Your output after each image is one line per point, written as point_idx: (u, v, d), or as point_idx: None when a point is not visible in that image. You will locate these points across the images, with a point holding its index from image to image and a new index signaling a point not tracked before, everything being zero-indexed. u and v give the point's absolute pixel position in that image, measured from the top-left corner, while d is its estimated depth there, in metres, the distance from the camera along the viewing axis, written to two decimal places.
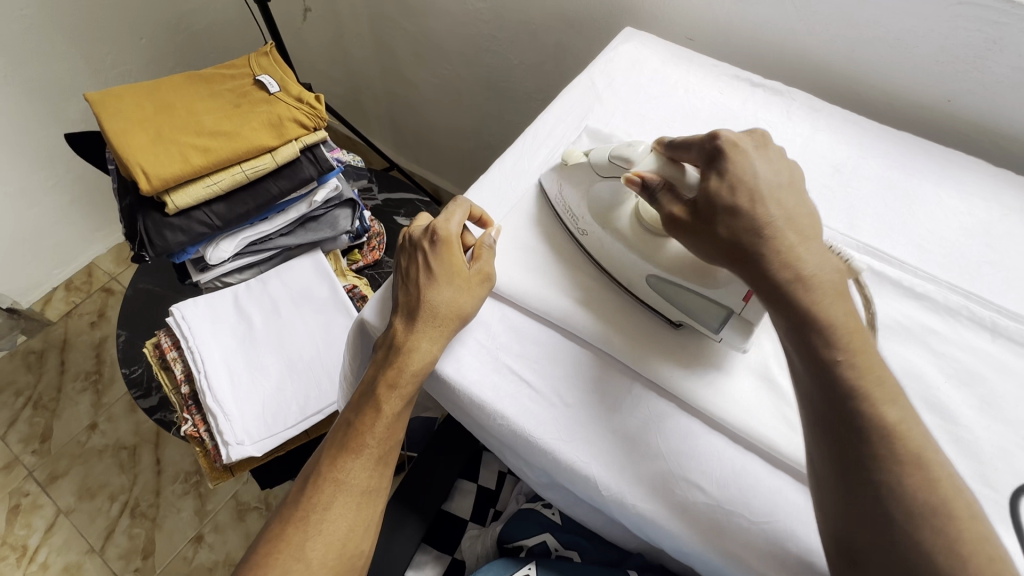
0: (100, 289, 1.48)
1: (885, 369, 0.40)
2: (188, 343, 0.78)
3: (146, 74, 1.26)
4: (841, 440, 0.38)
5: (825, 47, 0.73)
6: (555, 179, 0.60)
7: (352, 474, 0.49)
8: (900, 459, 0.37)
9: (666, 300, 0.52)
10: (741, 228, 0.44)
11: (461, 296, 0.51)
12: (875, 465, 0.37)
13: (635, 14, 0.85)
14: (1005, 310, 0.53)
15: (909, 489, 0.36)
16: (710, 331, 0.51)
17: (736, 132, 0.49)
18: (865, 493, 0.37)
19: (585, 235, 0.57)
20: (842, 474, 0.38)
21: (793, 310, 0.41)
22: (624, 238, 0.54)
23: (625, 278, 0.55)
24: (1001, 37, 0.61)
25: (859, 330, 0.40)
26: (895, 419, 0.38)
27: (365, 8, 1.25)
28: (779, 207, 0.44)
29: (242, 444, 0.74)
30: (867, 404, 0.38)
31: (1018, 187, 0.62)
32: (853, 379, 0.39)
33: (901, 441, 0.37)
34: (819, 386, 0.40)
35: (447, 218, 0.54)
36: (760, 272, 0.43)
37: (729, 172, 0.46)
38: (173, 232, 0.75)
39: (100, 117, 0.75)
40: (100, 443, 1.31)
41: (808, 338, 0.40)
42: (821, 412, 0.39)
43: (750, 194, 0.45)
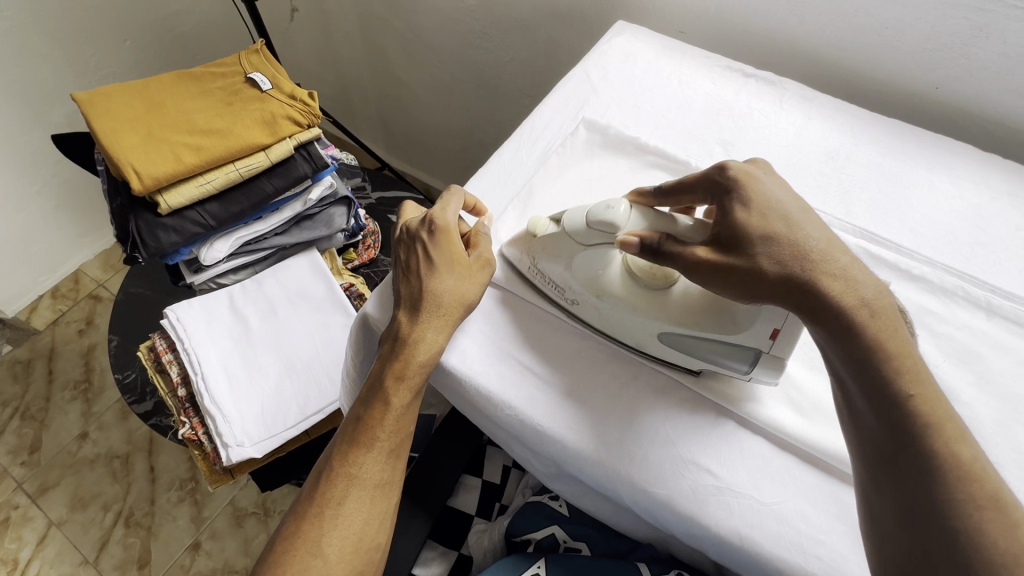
0: (88, 296, 1.45)
1: (947, 407, 0.38)
2: (185, 346, 0.77)
3: (131, 75, 1.24)
4: (912, 481, 0.37)
5: (814, 36, 0.73)
6: (524, 250, 0.54)
7: (364, 468, 0.49)
8: (976, 503, 0.35)
9: (686, 354, 0.49)
10: (787, 257, 0.42)
11: (464, 284, 0.51)
12: (951, 508, 0.35)
13: (626, 8, 0.86)
14: (999, 290, 0.54)
15: (989, 538, 0.34)
16: (739, 372, 0.48)
17: (739, 160, 0.48)
18: (940, 539, 0.35)
19: (578, 304, 0.52)
20: (914, 517, 0.36)
21: (854, 345, 0.40)
22: (625, 304, 0.49)
23: (633, 340, 0.51)
24: (987, 23, 0.62)
25: (920, 364, 0.39)
26: (969, 457, 0.36)
27: (354, 7, 1.25)
28: (818, 232, 0.43)
29: (242, 446, 0.73)
30: (940, 445, 0.37)
31: (1006, 171, 0.64)
32: (925, 418, 0.37)
33: (976, 483, 0.35)
34: (886, 426, 0.38)
35: (442, 208, 0.54)
36: (818, 305, 0.41)
37: (755, 201, 0.44)
38: (167, 232, 0.74)
39: (88, 116, 0.74)
40: (91, 452, 1.28)
41: (872, 376, 0.39)
42: (885, 451, 0.38)
43: (785, 222, 0.43)
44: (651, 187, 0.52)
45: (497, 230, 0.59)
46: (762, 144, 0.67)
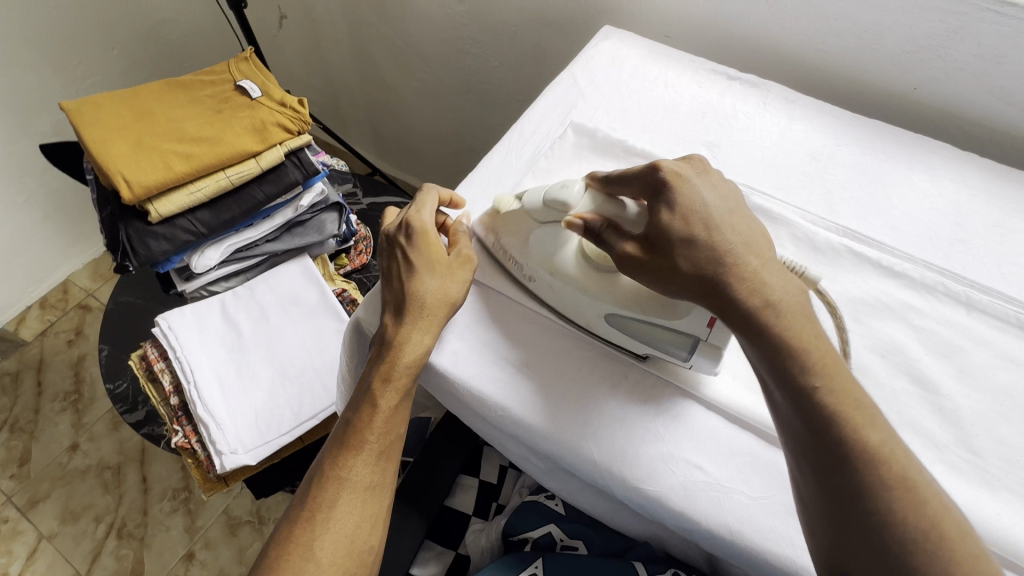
0: (77, 306, 1.44)
1: (862, 393, 0.40)
2: (177, 354, 0.77)
3: (119, 84, 1.24)
4: (827, 469, 0.38)
5: (796, 39, 0.75)
6: (488, 227, 0.57)
7: (355, 471, 0.49)
8: (888, 484, 0.37)
9: (629, 336, 0.50)
10: (702, 261, 0.43)
11: (447, 284, 0.52)
12: (867, 492, 0.37)
13: (612, 13, 0.87)
14: (978, 285, 0.55)
15: (902, 517, 0.36)
16: (679, 358, 0.49)
17: (676, 161, 0.48)
18: (857, 523, 0.36)
19: (533, 282, 0.54)
20: (833, 504, 0.37)
21: (767, 338, 0.41)
22: (575, 284, 0.51)
23: (582, 319, 0.53)
24: (962, 26, 0.64)
25: (831, 353, 0.41)
26: (877, 442, 0.38)
27: (342, 13, 1.25)
28: (735, 234, 0.44)
29: (236, 453, 0.73)
30: (849, 431, 0.38)
31: (983, 169, 0.65)
32: (834, 406, 0.39)
33: (886, 465, 0.37)
34: (799, 415, 0.40)
35: (419, 210, 0.55)
36: (728, 302, 0.43)
37: (680, 203, 0.45)
38: (157, 240, 0.74)
39: (77, 126, 0.74)
40: (82, 464, 1.27)
41: (785, 367, 0.40)
42: (801, 440, 0.39)
43: (704, 225, 0.44)
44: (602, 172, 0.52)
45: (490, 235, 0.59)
46: (747, 146, 0.68)
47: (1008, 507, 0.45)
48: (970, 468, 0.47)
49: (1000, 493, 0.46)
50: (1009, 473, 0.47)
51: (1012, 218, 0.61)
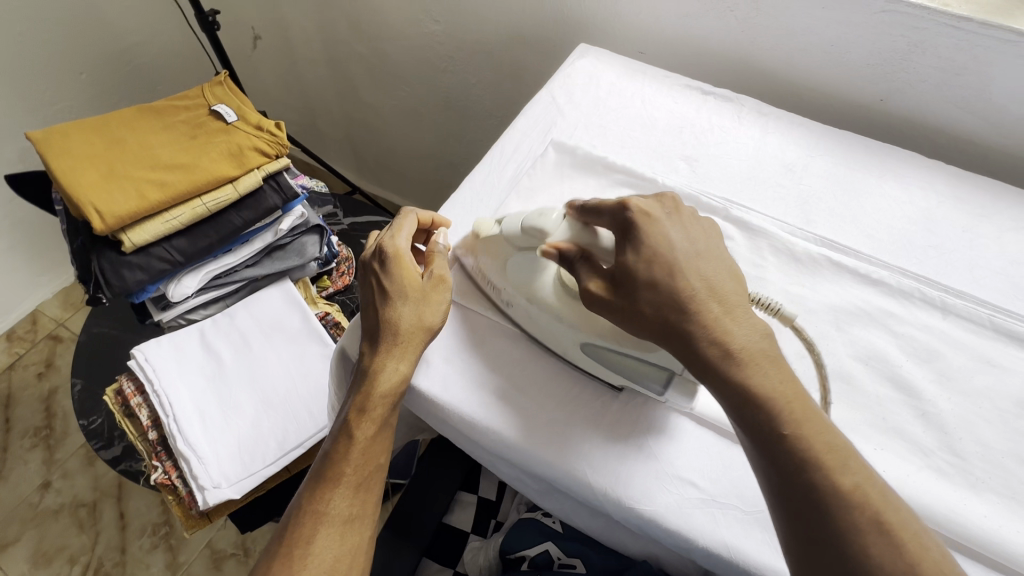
0: (47, 337, 1.39)
1: (835, 435, 0.39)
2: (153, 387, 0.74)
3: (88, 109, 1.21)
4: (801, 513, 0.37)
5: (766, 52, 0.77)
6: (469, 249, 0.57)
7: (334, 504, 0.48)
8: (865, 527, 0.36)
9: (603, 367, 0.50)
10: (665, 304, 0.43)
11: (423, 308, 0.51)
12: (841, 537, 0.36)
13: (587, 32, 0.89)
14: (951, 290, 0.57)
15: (879, 563, 0.35)
16: (653, 392, 0.49)
17: (647, 200, 0.48)
18: (836, 571, 0.35)
19: (511, 307, 0.54)
20: (811, 549, 0.36)
21: (734, 385, 0.41)
22: (550, 314, 0.51)
23: (558, 345, 0.52)
24: (922, 40, 0.67)
25: (799, 396, 0.40)
26: (849, 486, 0.37)
27: (317, 33, 1.25)
28: (699, 277, 0.44)
29: (219, 488, 0.71)
30: (821, 475, 0.37)
31: (951, 176, 0.68)
32: (804, 450, 0.38)
33: (860, 509, 0.36)
34: (771, 461, 0.39)
35: (394, 234, 0.55)
36: (689, 347, 0.42)
37: (646, 245, 0.45)
38: (131, 270, 0.72)
39: (45, 155, 0.72)
40: (55, 502, 1.22)
41: (753, 412, 0.40)
42: (776, 487, 0.39)
43: (668, 269, 0.44)
44: (583, 201, 0.51)
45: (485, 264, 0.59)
46: (723, 159, 0.69)
47: (993, 508, 0.46)
48: (955, 471, 0.48)
49: (985, 495, 0.47)
50: (991, 474, 0.48)
51: (979, 223, 0.63)
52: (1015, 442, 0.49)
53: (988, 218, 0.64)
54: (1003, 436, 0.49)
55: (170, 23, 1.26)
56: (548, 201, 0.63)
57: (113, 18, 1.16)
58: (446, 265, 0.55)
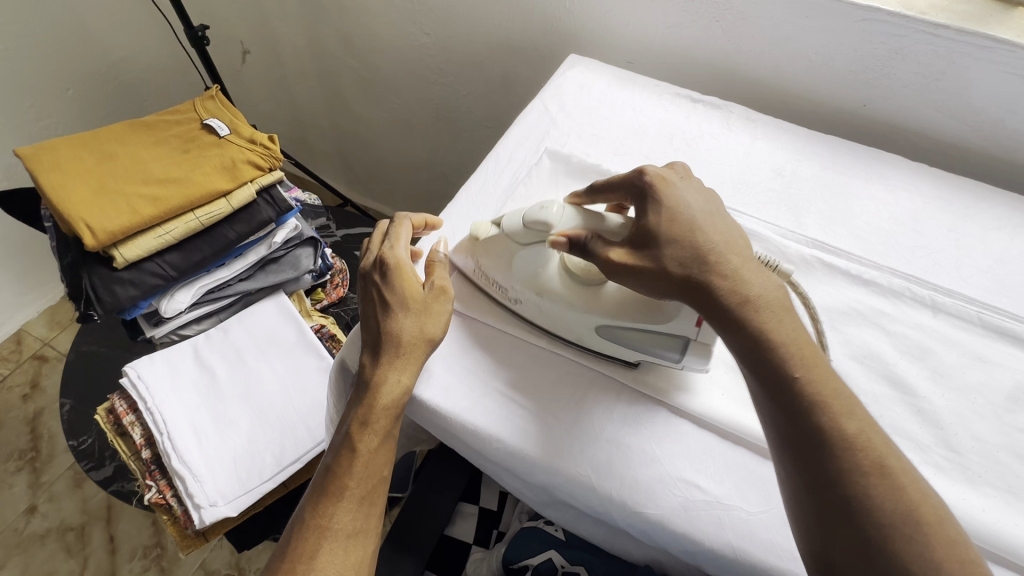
0: (32, 357, 1.37)
1: (840, 385, 0.42)
2: (147, 404, 0.73)
3: (75, 126, 1.20)
4: (809, 456, 0.40)
5: (752, 61, 0.79)
6: (468, 251, 0.56)
7: (338, 518, 0.47)
8: (866, 470, 0.38)
9: (618, 346, 0.51)
10: (688, 259, 0.46)
11: (424, 320, 0.51)
12: (843, 479, 0.38)
13: (575, 42, 0.90)
14: (941, 288, 0.58)
15: (878, 500, 0.38)
16: (671, 361, 0.51)
17: (659, 167, 0.51)
18: (838, 513, 0.38)
19: (519, 304, 0.55)
20: (815, 490, 0.39)
21: (750, 334, 0.43)
22: (562, 301, 0.52)
23: (571, 333, 0.53)
24: (901, 47, 0.69)
25: (809, 346, 0.43)
26: (853, 430, 0.40)
27: (307, 47, 1.25)
28: (717, 235, 0.47)
29: (215, 505, 0.69)
30: (828, 419, 0.40)
31: (935, 178, 0.69)
32: (815, 396, 0.41)
33: (863, 451, 0.39)
34: (781, 406, 0.42)
35: (394, 245, 0.54)
36: (712, 300, 0.45)
37: (665, 206, 0.48)
38: (124, 286, 0.71)
39: (34, 172, 0.71)
40: (41, 527, 1.19)
41: (767, 359, 0.42)
42: (785, 433, 0.41)
43: (688, 225, 0.47)
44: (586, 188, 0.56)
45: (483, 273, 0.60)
46: (714, 165, 0.71)
47: (991, 502, 0.47)
48: (953, 466, 0.49)
49: (983, 489, 0.48)
50: (988, 468, 0.49)
51: (964, 223, 0.65)
52: (1009, 436, 0.50)
53: (972, 217, 0.65)
54: (997, 430, 0.50)
55: (156, 38, 1.26)
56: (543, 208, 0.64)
57: (100, 36, 1.16)
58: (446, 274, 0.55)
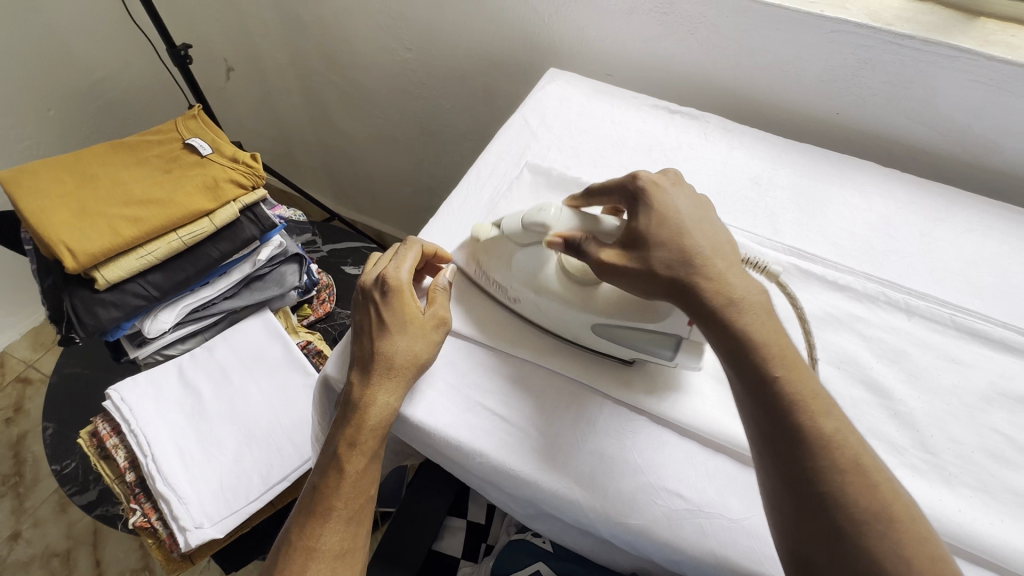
0: (15, 380, 1.35)
1: (816, 383, 0.43)
2: (131, 427, 0.73)
3: (57, 146, 1.19)
4: (787, 455, 0.40)
5: (727, 72, 0.80)
6: (470, 257, 0.59)
7: (324, 539, 0.48)
8: (840, 468, 0.39)
9: (617, 344, 0.52)
10: (676, 262, 0.46)
11: (418, 345, 0.52)
12: (819, 478, 0.39)
13: (555, 56, 0.91)
14: (915, 292, 0.59)
15: (851, 497, 0.38)
16: (664, 358, 0.52)
17: (652, 172, 0.53)
18: (817, 509, 0.39)
19: (518, 302, 0.56)
20: (792, 489, 0.40)
21: (731, 334, 0.44)
22: (559, 301, 0.54)
23: (570, 332, 0.55)
24: (870, 57, 0.70)
25: (789, 345, 0.44)
26: (830, 429, 0.40)
27: (290, 64, 1.26)
28: (704, 239, 0.48)
29: (202, 528, 0.69)
30: (805, 418, 0.41)
31: (906, 183, 0.71)
32: (793, 395, 0.42)
33: (839, 451, 0.40)
34: (760, 406, 0.42)
35: (398, 264, 0.54)
36: (699, 302, 0.45)
37: (656, 210, 0.49)
38: (106, 308, 0.71)
39: (13, 195, 0.71)
40: (25, 554, 1.16)
41: (747, 360, 0.43)
42: (764, 430, 0.42)
43: (677, 230, 0.48)
44: (582, 191, 0.58)
45: (467, 287, 0.60)
46: (692, 175, 0.72)
47: (968, 502, 0.48)
48: (930, 467, 0.50)
49: (959, 489, 0.48)
50: (964, 469, 0.49)
51: (936, 227, 0.67)
52: (984, 436, 0.51)
53: (944, 221, 0.67)
54: (971, 431, 0.51)
55: (138, 57, 1.27)
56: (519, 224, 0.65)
57: (81, 55, 1.16)
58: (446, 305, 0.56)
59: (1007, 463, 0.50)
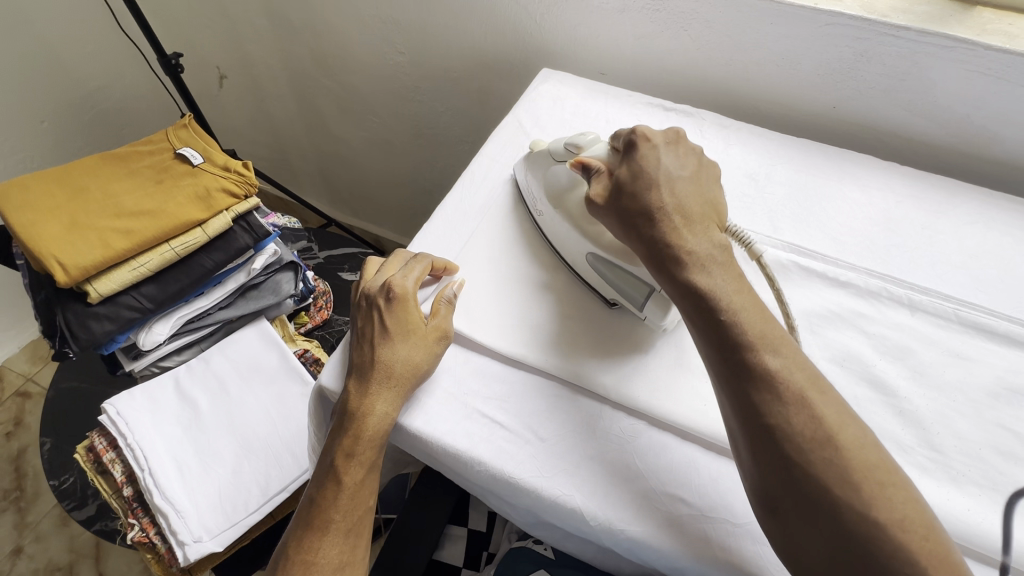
0: (15, 394, 1.34)
1: (770, 325, 0.43)
2: (127, 441, 0.72)
3: (51, 158, 1.18)
4: (737, 392, 0.41)
5: (722, 68, 0.79)
6: (523, 167, 0.66)
7: (323, 552, 0.48)
8: (785, 402, 0.39)
9: (601, 279, 0.56)
10: (638, 212, 0.49)
11: (418, 352, 0.51)
12: (762, 412, 0.39)
13: (548, 56, 0.91)
14: (917, 286, 0.58)
15: (796, 428, 0.39)
16: (634, 306, 0.54)
17: (651, 129, 0.54)
18: (764, 444, 0.39)
19: (541, 216, 0.62)
20: (760, 446, 0.39)
21: (683, 278, 0.45)
22: (569, 221, 0.58)
23: (571, 257, 0.59)
24: (866, 49, 0.69)
25: (742, 292, 0.44)
26: (776, 366, 0.41)
27: (281, 69, 1.25)
28: (673, 195, 0.49)
29: (200, 542, 0.68)
30: (752, 353, 0.41)
31: (906, 176, 0.70)
32: (742, 334, 0.42)
33: (785, 388, 0.40)
34: (713, 343, 0.43)
35: (404, 273, 0.55)
36: (652, 249, 0.48)
37: (638, 162, 0.51)
38: (99, 321, 0.70)
39: (3, 210, 0.70)
40: (27, 568, 1.16)
41: (700, 302, 0.44)
42: (718, 367, 0.43)
43: (650, 182, 0.50)
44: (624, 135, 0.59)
45: (468, 292, 0.59)
46: None
47: (976, 501, 0.47)
48: (937, 467, 0.49)
49: (967, 489, 0.47)
50: (972, 467, 0.49)
51: (938, 220, 0.66)
52: (992, 433, 0.50)
53: (946, 214, 0.66)
54: (978, 428, 0.50)
55: (130, 66, 1.27)
56: (515, 227, 0.64)
57: (73, 64, 1.15)
58: (450, 318, 0.55)
59: (1015, 460, 0.49)
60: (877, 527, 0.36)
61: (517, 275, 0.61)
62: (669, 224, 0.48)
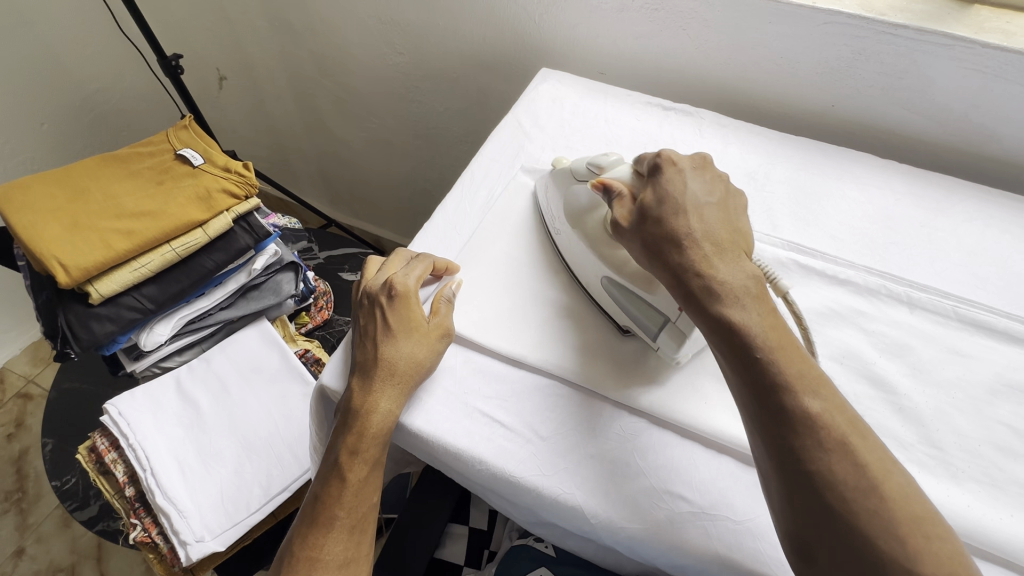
0: (16, 396, 1.35)
1: (808, 365, 0.42)
2: (129, 441, 0.72)
3: (51, 160, 1.19)
4: (773, 435, 0.40)
5: (721, 68, 0.80)
6: (545, 182, 0.66)
7: (328, 549, 0.48)
8: (825, 447, 0.39)
9: (614, 303, 0.55)
10: (664, 238, 0.48)
11: (420, 350, 0.51)
12: (803, 457, 0.38)
13: (547, 55, 0.91)
14: (916, 284, 0.58)
15: (838, 476, 0.38)
16: (648, 335, 0.53)
17: (678, 153, 0.53)
18: (804, 490, 0.38)
19: (557, 234, 0.61)
20: (789, 478, 0.39)
21: (715, 313, 0.44)
22: (585, 241, 0.57)
23: (585, 278, 0.58)
24: (864, 48, 0.70)
25: (779, 329, 0.43)
26: (816, 408, 0.40)
27: (281, 70, 1.25)
28: (701, 221, 0.48)
29: (203, 541, 0.68)
30: (790, 395, 0.40)
31: (905, 174, 0.70)
32: (779, 374, 0.41)
33: (824, 430, 0.39)
34: (748, 383, 0.42)
35: (406, 272, 0.55)
36: (679, 279, 0.46)
37: (663, 187, 0.50)
38: (101, 322, 0.70)
39: (4, 211, 0.70)
40: (29, 569, 1.16)
41: (733, 340, 0.43)
42: (753, 409, 0.42)
43: (676, 207, 0.49)
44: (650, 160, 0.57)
45: (467, 291, 0.59)
46: None
47: (976, 497, 0.47)
48: (937, 463, 0.49)
49: (967, 485, 0.48)
50: (972, 463, 0.49)
51: (937, 217, 0.66)
52: (992, 429, 0.50)
53: (944, 211, 0.66)
54: (977, 424, 0.51)
55: (130, 68, 1.27)
56: (516, 227, 0.64)
57: (73, 67, 1.16)
58: (450, 317, 0.55)
59: (1014, 455, 0.49)
60: (879, 534, 0.36)
61: (517, 274, 0.61)
62: (698, 252, 0.46)
